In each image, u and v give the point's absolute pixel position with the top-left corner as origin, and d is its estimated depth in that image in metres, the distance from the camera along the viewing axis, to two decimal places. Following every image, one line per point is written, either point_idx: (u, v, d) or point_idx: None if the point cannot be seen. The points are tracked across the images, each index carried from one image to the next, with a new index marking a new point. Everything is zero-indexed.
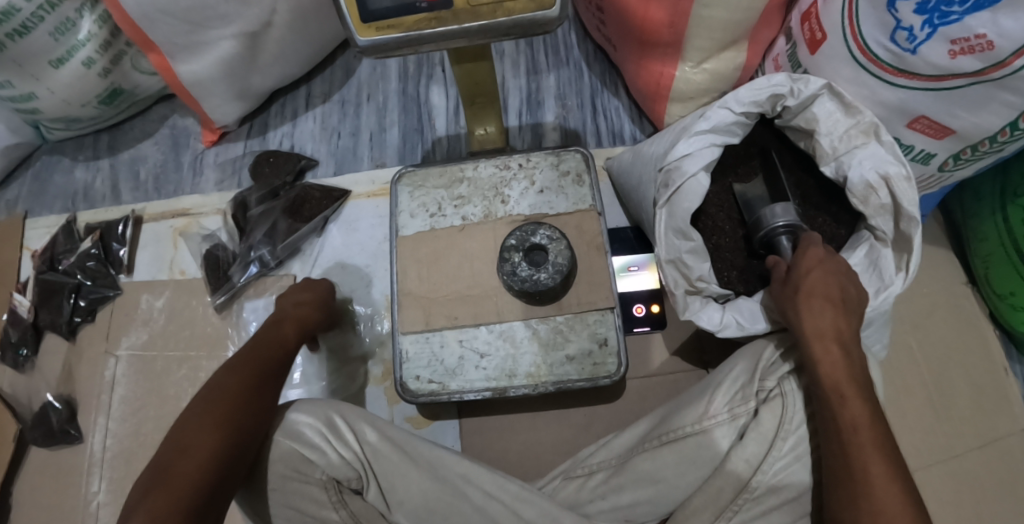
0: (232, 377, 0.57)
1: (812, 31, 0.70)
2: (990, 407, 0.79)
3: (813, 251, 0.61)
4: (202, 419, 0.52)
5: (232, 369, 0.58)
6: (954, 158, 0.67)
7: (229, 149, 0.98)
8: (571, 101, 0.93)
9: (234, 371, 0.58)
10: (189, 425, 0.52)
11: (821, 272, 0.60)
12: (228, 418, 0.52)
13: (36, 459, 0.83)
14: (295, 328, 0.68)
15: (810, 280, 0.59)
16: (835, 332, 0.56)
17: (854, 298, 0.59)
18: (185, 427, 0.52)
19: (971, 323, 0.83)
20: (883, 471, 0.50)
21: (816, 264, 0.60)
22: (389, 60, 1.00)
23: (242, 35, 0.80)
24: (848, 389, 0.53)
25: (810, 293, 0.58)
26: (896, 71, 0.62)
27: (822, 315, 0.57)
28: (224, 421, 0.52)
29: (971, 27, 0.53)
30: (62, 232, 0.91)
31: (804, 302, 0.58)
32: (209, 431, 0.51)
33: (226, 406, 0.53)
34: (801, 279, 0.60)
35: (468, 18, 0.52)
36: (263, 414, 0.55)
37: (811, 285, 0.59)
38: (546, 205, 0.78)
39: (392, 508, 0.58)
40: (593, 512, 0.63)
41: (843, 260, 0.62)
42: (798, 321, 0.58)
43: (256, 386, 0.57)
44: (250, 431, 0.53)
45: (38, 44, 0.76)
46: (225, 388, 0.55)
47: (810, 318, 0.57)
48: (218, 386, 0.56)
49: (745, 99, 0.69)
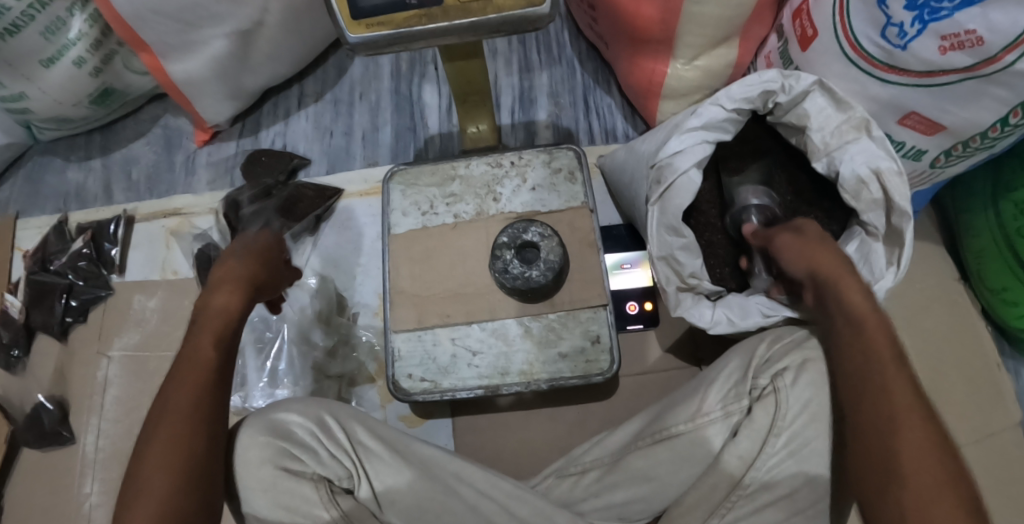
0: (172, 402, 0.50)
1: (803, 29, 0.70)
2: (984, 402, 0.79)
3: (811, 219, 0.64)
4: (153, 461, 0.48)
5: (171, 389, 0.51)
6: (946, 154, 0.67)
7: (222, 148, 0.97)
8: (563, 99, 0.93)
9: (173, 393, 0.51)
10: (141, 468, 0.48)
11: (819, 228, 0.62)
12: (179, 458, 0.48)
13: (28, 460, 0.83)
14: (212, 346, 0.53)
15: (811, 230, 0.62)
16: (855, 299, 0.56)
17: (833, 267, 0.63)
18: (139, 472, 0.48)
19: (964, 318, 0.83)
20: (922, 436, 0.48)
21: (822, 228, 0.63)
22: (381, 59, 1.00)
23: (234, 34, 0.80)
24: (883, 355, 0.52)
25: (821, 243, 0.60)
26: (886, 67, 0.62)
27: (831, 256, 0.58)
28: (178, 464, 0.48)
29: (961, 22, 0.53)
30: (53, 233, 0.91)
31: (810, 244, 0.60)
32: (165, 476, 0.47)
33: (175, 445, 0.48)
34: (807, 232, 0.62)
35: (458, 15, 0.52)
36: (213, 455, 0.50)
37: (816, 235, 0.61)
38: (539, 203, 0.78)
39: (384, 508, 0.57)
40: (587, 510, 0.63)
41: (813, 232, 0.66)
42: (806, 265, 0.59)
43: (202, 409, 0.50)
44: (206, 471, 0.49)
45: (28, 44, 0.76)
46: (166, 419, 0.49)
47: (816, 259, 0.59)
48: (160, 415, 0.50)
49: (737, 95, 0.69)
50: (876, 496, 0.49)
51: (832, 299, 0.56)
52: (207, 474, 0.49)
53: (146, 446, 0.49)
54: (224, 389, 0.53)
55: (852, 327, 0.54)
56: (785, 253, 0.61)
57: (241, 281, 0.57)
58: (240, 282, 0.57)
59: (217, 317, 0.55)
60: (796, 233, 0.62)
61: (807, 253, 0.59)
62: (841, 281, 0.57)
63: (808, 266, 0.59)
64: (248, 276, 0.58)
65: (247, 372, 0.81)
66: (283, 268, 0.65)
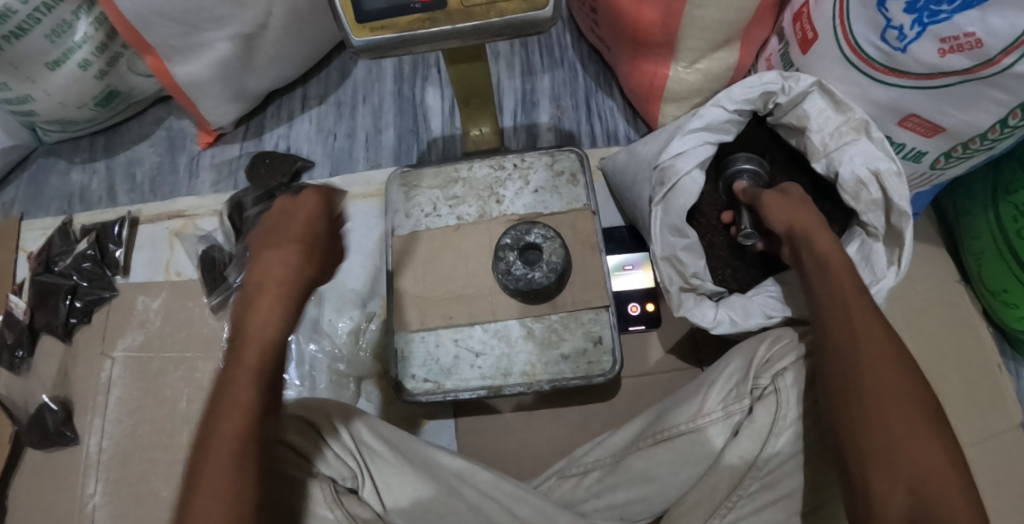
0: (218, 440, 0.42)
1: (803, 31, 0.70)
2: (984, 404, 0.79)
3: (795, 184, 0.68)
4: (198, 508, 0.41)
5: (217, 424, 0.43)
6: (946, 156, 0.68)
7: (226, 150, 0.98)
8: (565, 101, 0.93)
9: (216, 427, 0.43)
10: (185, 517, 0.42)
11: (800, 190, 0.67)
12: (235, 511, 0.42)
13: (32, 461, 0.83)
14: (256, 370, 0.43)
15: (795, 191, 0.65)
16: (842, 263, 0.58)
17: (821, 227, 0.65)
18: (183, 518, 0.42)
19: (964, 320, 0.83)
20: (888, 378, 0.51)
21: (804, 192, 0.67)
22: (384, 62, 1.00)
23: (238, 37, 0.81)
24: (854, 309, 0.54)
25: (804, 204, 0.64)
26: (887, 70, 0.62)
27: (811, 213, 0.63)
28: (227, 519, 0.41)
29: (960, 25, 0.53)
30: (58, 234, 0.91)
31: (793, 203, 0.64)
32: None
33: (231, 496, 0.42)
34: (790, 193, 0.65)
35: (462, 19, 0.53)
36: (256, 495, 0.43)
37: (797, 197, 0.65)
38: (541, 205, 0.78)
39: (388, 510, 0.57)
40: (589, 511, 0.63)
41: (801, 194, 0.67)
42: (784, 222, 0.63)
43: (247, 445, 0.43)
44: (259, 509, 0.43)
45: (33, 46, 0.76)
46: (217, 460, 0.42)
47: (795, 217, 0.63)
48: (207, 454, 0.43)
49: (738, 96, 0.70)
50: (860, 428, 0.50)
51: (807, 254, 0.60)
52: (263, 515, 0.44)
53: (191, 492, 0.42)
54: (269, 416, 0.45)
55: (831, 277, 0.57)
56: (773, 210, 0.64)
57: (294, 296, 0.45)
58: (290, 294, 0.44)
59: (267, 336, 0.44)
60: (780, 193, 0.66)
61: (787, 210, 0.63)
62: (816, 234, 0.60)
63: (788, 222, 0.63)
64: (297, 282, 0.45)
65: None
66: (321, 249, 0.47)
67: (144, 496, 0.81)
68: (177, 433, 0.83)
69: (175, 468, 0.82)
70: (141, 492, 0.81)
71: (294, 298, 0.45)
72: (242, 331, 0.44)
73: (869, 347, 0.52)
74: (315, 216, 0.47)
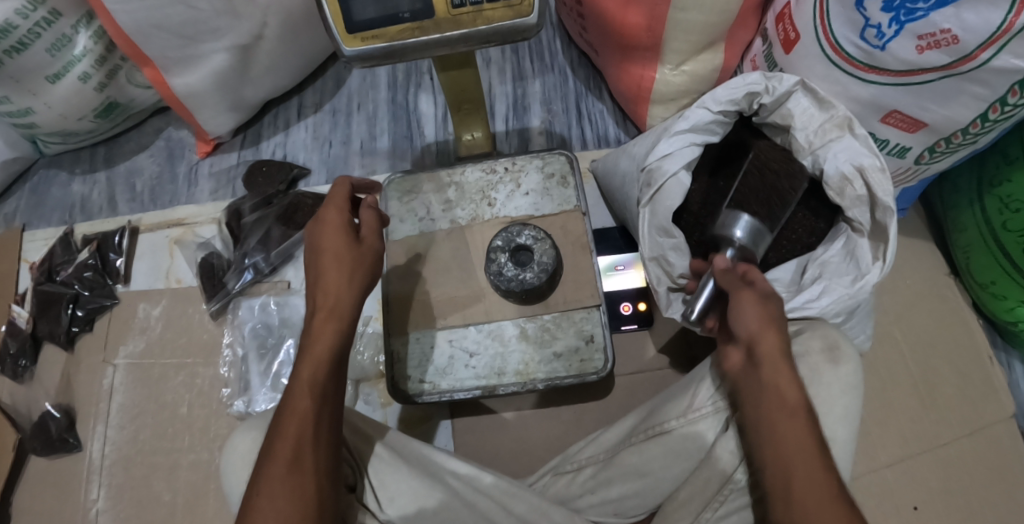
0: (291, 422, 0.51)
1: (786, 32, 0.72)
2: (975, 396, 0.80)
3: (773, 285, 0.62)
4: (270, 477, 0.49)
5: (288, 409, 0.52)
6: (929, 150, 0.69)
7: (224, 159, 1.00)
8: (556, 105, 0.95)
9: (283, 421, 0.52)
10: (257, 487, 0.49)
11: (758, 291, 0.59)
12: (305, 475, 0.49)
13: (36, 468, 0.84)
14: (311, 369, 0.54)
15: (773, 307, 0.58)
16: (780, 395, 0.53)
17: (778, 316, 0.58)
18: (257, 488, 0.49)
19: (954, 311, 0.85)
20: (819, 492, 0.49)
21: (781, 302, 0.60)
22: (378, 70, 1.02)
23: (234, 48, 0.82)
24: (781, 419, 0.53)
25: (775, 323, 0.57)
26: (868, 68, 0.64)
27: (778, 336, 0.56)
28: (296, 489, 0.49)
29: (936, 22, 0.55)
30: (60, 244, 0.93)
31: (767, 316, 0.57)
32: (286, 500, 0.48)
33: (299, 464, 0.49)
34: (770, 300, 0.58)
35: (450, 27, 0.54)
36: (323, 464, 0.51)
37: (776, 311, 0.58)
38: (532, 207, 0.80)
39: (384, 506, 0.56)
40: (584, 506, 0.65)
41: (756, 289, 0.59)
42: (749, 337, 0.57)
43: (308, 428, 0.51)
44: (325, 479, 0.50)
45: (34, 60, 0.78)
46: (289, 437, 0.51)
47: (765, 330, 0.57)
48: (278, 438, 0.51)
49: (722, 97, 0.72)
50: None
51: (766, 383, 0.55)
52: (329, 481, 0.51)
53: (265, 467, 0.50)
54: (337, 399, 0.55)
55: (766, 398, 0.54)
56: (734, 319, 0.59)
57: (342, 310, 0.56)
58: (337, 309, 0.56)
59: (322, 341, 0.55)
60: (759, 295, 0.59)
61: (762, 324, 0.57)
62: (778, 366, 0.55)
63: (752, 337, 0.57)
64: (342, 298, 0.56)
65: (250, 377, 0.84)
66: (357, 249, 0.58)
67: (148, 500, 0.82)
68: (179, 438, 0.84)
69: (177, 473, 0.83)
70: (144, 496, 0.82)
71: (341, 307, 0.56)
72: (306, 340, 0.56)
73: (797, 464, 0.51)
74: (343, 231, 0.58)
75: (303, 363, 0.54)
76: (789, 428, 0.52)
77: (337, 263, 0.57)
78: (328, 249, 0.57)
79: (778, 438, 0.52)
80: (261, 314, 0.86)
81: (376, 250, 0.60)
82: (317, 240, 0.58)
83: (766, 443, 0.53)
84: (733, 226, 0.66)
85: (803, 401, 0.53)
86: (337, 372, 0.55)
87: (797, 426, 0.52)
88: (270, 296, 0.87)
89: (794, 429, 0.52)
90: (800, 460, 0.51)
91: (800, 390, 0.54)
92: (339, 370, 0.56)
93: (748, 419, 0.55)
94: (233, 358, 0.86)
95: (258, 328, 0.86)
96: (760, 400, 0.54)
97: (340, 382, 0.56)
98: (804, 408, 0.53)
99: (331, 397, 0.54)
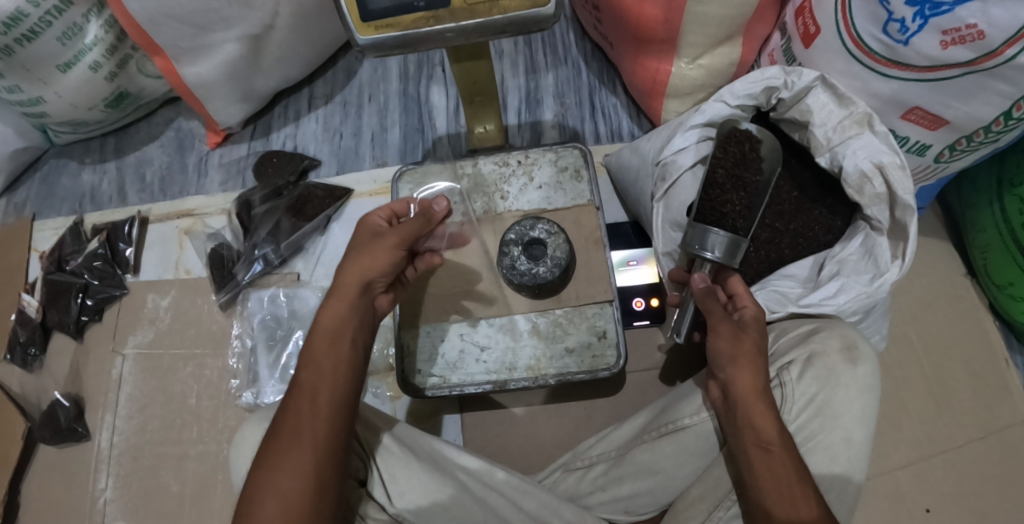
0: (297, 399, 0.52)
1: (806, 26, 0.71)
2: (989, 398, 0.79)
3: (755, 299, 0.60)
4: (273, 449, 0.50)
5: (297, 386, 0.53)
6: (950, 148, 0.68)
7: (233, 150, 0.99)
8: (569, 99, 0.94)
9: (290, 400, 0.53)
10: (263, 457, 0.49)
11: (733, 323, 0.57)
12: (304, 452, 0.49)
13: (45, 457, 0.84)
14: (308, 367, 0.54)
15: (751, 332, 0.56)
16: (756, 430, 0.53)
17: (755, 345, 0.56)
18: (259, 461, 0.49)
19: (970, 313, 0.83)
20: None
21: (762, 321, 0.58)
22: (389, 61, 1.01)
23: (245, 38, 0.82)
24: (756, 457, 0.52)
25: (757, 349, 0.56)
26: (889, 63, 0.63)
27: (759, 363, 0.55)
28: (295, 466, 0.48)
29: (962, 17, 0.54)
30: (70, 234, 0.93)
31: (745, 343, 0.56)
32: (287, 477, 0.48)
33: (299, 441, 0.49)
34: (745, 332, 0.56)
35: (465, 16, 0.54)
36: (323, 445, 0.50)
37: (755, 340, 0.56)
38: (545, 201, 0.79)
39: (393, 500, 0.56)
40: (594, 504, 0.64)
41: (730, 323, 0.58)
42: (725, 374, 0.56)
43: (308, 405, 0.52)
44: (324, 462, 0.49)
45: (45, 49, 0.78)
46: (293, 411, 0.51)
47: (738, 367, 0.55)
48: (285, 413, 0.52)
49: (740, 92, 0.71)
50: None
51: (742, 422, 0.54)
52: (331, 464, 0.49)
53: (271, 441, 0.50)
54: (348, 389, 0.54)
55: (743, 434, 0.53)
56: (715, 354, 0.58)
57: (353, 287, 0.58)
58: (349, 292, 0.58)
59: (326, 321, 0.57)
60: (735, 324, 0.57)
61: (738, 352, 0.55)
62: (753, 404, 0.53)
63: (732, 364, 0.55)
64: (354, 274, 0.58)
65: (259, 369, 0.84)
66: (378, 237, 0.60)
67: (156, 490, 0.82)
68: (186, 429, 0.84)
69: (185, 463, 0.83)
70: (152, 487, 0.82)
71: (350, 292, 0.58)
72: (311, 331, 0.57)
73: (773, 501, 0.50)
74: (373, 231, 0.62)
75: (314, 342, 0.56)
76: (768, 459, 0.52)
77: (364, 261, 0.59)
78: (358, 249, 0.60)
79: (756, 475, 0.52)
80: (271, 306, 0.86)
81: (396, 238, 0.59)
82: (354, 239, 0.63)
83: (750, 486, 0.52)
84: (705, 244, 0.64)
85: (779, 430, 0.53)
86: (348, 361, 0.56)
87: (776, 442, 0.52)
88: (280, 289, 0.87)
89: (769, 466, 0.51)
90: (775, 496, 0.50)
91: (778, 425, 0.53)
92: (348, 358, 0.56)
93: (733, 452, 0.55)
94: (243, 349, 0.87)
95: (268, 320, 0.86)
96: (739, 437, 0.54)
97: (355, 371, 0.56)
98: (780, 444, 0.52)
99: (334, 379, 0.54)
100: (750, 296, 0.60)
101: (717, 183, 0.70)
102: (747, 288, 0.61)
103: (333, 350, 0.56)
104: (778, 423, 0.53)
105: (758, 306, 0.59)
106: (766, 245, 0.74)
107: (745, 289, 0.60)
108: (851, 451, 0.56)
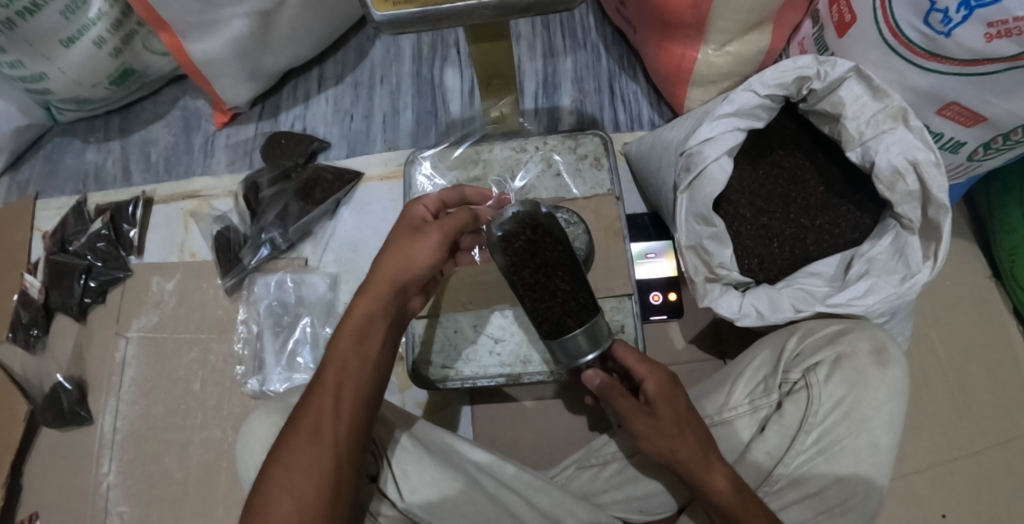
0: (319, 396, 0.50)
1: (841, 14, 0.68)
2: (1011, 403, 0.76)
3: (648, 367, 0.56)
4: (290, 444, 0.48)
5: (319, 381, 0.51)
6: (984, 146, 0.65)
7: (241, 130, 0.97)
8: (588, 84, 0.91)
9: (312, 396, 0.50)
10: (279, 451, 0.48)
11: (643, 414, 0.56)
12: (323, 450, 0.48)
13: (47, 439, 0.83)
14: (334, 365, 0.51)
15: (665, 412, 0.54)
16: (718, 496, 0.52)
17: (673, 424, 0.54)
18: (276, 455, 0.48)
19: (994, 317, 0.81)
20: None
21: (664, 389, 0.55)
22: (402, 42, 0.98)
23: (256, 14, 0.79)
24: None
25: (679, 422, 0.54)
26: (928, 55, 0.60)
27: (686, 437, 0.53)
28: (314, 464, 0.47)
29: (1010, 9, 0.51)
30: (73, 213, 0.90)
31: (663, 430, 0.54)
32: (303, 476, 0.47)
33: (318, 439, 0.48)
34: (658, 414, 0.55)
35: None
36: (344, 444, 0.48)
37: (672, 419, 0.54)
38: (563, 189, 0.79)
39: (404, 496, 0.54)
40: (607, 502, 0.62)
41: (642, 413, 0.56)
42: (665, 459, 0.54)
43: (329, 403, 0.49)
44: (341, 464, 0.48)
45: (48, 23, 0.75)
46: (314, 408, 0.49)
47: (674, 448, 0.54)
48: (306, 407, 0.49)
49: (771, 81, 0.68)
50: None
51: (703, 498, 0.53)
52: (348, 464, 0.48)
53: (287, 436, 0.48)
54: (376, 386, 0.52)
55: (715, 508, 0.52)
56: (645, 444, 0.56)
57: (388, 286, 0.55)
58: (387, 290, 0.55)
59: (357, 316, 0.53)
60: (648, 413, 0.55)
61: (663, 445, 0.54)
62: (701, 474, 0.52)
63: (667, 457, 0.54)
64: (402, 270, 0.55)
65: (265, 356, 0.83)
66: (413, 233, 0.57)
67: (158, 476, 0.80)
68: (191, 415, 0.83)
69: (189, 449, 0.81)
70: (154, 472, 0.81)
71: (383, 291, 0.55)
72: (337, 325, 0.54)
73: None
74: (412, 224, 0.59)
75: (339, 338, 0.53)
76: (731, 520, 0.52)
77: (400, 260, 0.55)
78: (397, 241, 0.57)
79: None
80: (279, 292, 0.85)
81: (431, 243, 0.56)
82: (392, 232, 0.59)
83: None
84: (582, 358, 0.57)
85: (734, 488, 0.52)
86: (377, 358, 0.53)
87: (735, 504, 0.51)
88: (287, 274, 0.85)
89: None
90: None
91: (734, 485, 0.52)
92: (376, 355, 0.53)
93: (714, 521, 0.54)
94: (248, 335, 0.85)
95: (274, 306, 0.84)
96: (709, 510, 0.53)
97: (383, 367, 0.54)
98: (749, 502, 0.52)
99: (358, 374, 0.51)
100: (643, 365, 0.57)
101: (535, 285, 0.57)
102: (635, 354, 0.57)
103: (360, 347, 0.52)
104: (734, 482, 0.52)
105: (657, 372, 0.56)
106: (791, 241, 0.73)
107: (634, 360, 0.57)
108: (876, 456, 0.55)
